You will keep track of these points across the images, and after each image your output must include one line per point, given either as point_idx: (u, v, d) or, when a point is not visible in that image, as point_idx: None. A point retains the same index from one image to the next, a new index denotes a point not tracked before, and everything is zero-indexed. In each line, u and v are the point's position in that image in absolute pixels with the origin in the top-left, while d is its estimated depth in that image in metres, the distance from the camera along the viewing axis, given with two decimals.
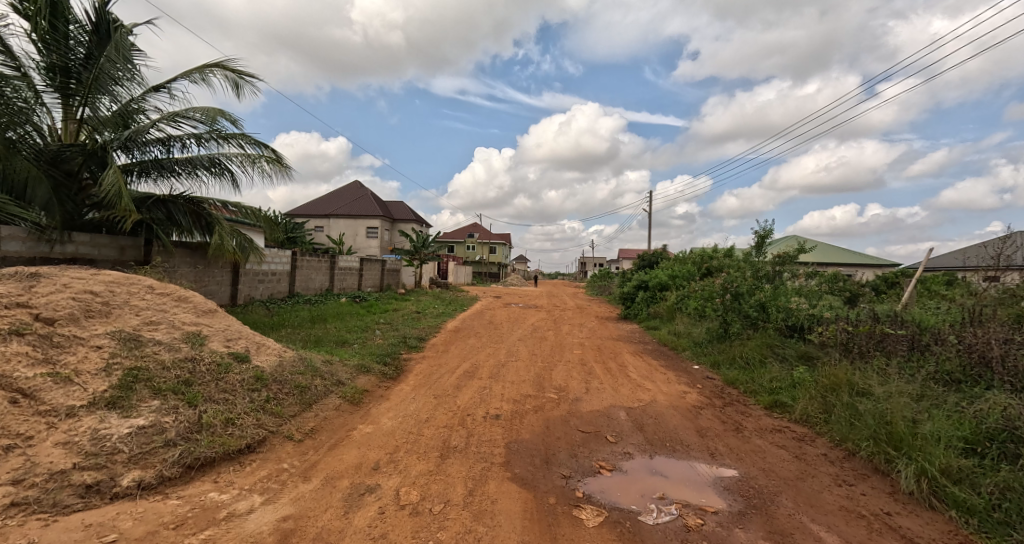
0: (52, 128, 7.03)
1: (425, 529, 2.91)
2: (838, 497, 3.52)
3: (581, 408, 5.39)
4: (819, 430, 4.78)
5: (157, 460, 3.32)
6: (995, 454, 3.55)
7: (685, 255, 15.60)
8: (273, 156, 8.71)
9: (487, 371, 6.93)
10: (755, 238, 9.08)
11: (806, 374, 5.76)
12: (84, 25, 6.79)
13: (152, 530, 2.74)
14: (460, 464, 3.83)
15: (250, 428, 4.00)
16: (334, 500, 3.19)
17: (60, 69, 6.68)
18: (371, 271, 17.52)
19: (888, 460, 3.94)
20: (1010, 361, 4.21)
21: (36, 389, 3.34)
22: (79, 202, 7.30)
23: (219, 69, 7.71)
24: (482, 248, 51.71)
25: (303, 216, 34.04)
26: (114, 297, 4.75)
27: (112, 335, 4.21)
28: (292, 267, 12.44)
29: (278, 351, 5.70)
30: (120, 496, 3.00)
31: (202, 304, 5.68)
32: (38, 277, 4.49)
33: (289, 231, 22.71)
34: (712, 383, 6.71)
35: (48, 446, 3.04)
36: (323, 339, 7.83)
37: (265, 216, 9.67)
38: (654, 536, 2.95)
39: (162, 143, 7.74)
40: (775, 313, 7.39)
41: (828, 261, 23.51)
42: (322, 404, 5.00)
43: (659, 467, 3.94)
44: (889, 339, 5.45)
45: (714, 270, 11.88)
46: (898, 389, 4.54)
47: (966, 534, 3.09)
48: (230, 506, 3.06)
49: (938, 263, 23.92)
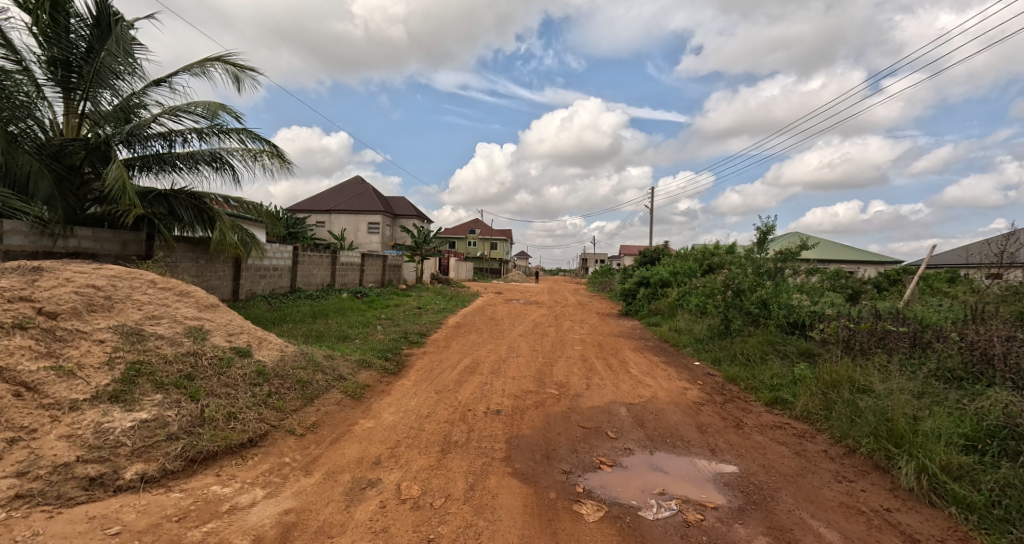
0: (54, 123, 7.04)
1: (425, 523, 2.92)
2: (838, 493, 3.53)
3: (581, 403, 5.40)
4: (819, 426, 4.78)
5: (160, 453, 3.34)
6: (996, 451, 3.54)
7: (687, 251, 15.57)
8: (274, 151, 8.70)
9: (488, 367, 6.94)
10: (757, 235, 9.05)
11: (806, 371, 5.77)
12: (85, 19, 6.79)
13: (156, 523, 2.76)
14: (461, 459, 3.85)
15: (252, 422, 4.02)
16: (335, 494, 3.21)
17: (61, 63, 6.67)
18: (372, 267, 17.54)
19: (888, 457, 3.94)
20: (1011, 359, 4.20)
21: (39, 382, 3.35)
22: (81, 196, 7.35)
23: (220, 63, 7.70)
24: (483, 244, 51.68)
25: (304, 211, 34.08)
26: (117, 292, 4.76)
27: (115, 330, 4.22)
28: (293, 262, 12.46)
29: (280, 346, 5.71)
30: (124, 488, 3.02)
31: (204, 299, 5.68)
32: (41, 271, 4.50)
33: (291, 226, 22.75)
34: (713, 380, 6.71)
35: (52, 439, 3.06)
36: (325, 334, 7.86)
37: (266, 211, 9.66)
38: (654, 532, 2.96)
39: (164, 138, 7.74)
40: (776, 310, 7.37)
41: (829, 258, 23.45)
42: (324, 399, 5.02)
43: (659, 463, 3.95)
44: (890, 336, 5.44)
45: (716, 267, 11.88)
46: (899, 386, 4.54)
47: (965, 530, 3.10)
48: (233, 499, 3.08)
49: (940, 261, 23.81)
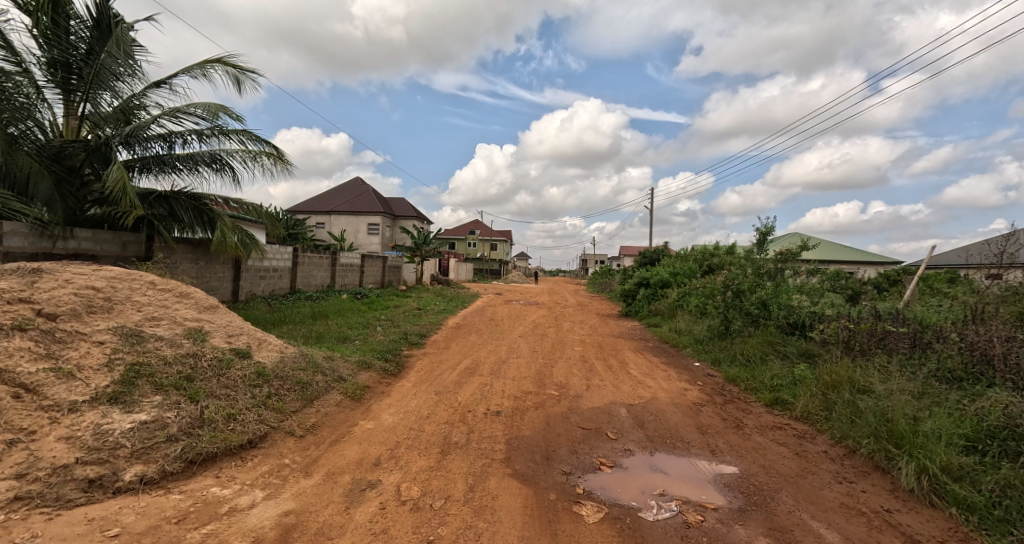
0: (53, 124, 7.03)
1: (425, 524, 2.92)
2: (839, 494, 3.53)
3: (581, 404, 5.39)
4: (819, 427, 4.77)
5: (159, 455, 3.34)
6: (996, 452, 3.54)
7: (687, 252, 15.57)
8: (274, 152, 8.70)
9: (488, 368, 6.94)
10: (756, 235, 9.04)
11: (807, 372, 5.76)
12: (85, 21, 6.80)
13: (154, 525, 2.75)
14: (461, 460, 3.84)
15: (252, 424, 4.02)
16: (335, 496, 3.21)
17: (61, 65, 6.68)
18: (372, 268, 17.54)
19: (888, 458, 3.94)
20: (1012, 359, 4.20)
21: (39, 384, 3.35)
22: (80, 197, 7.34)
23: (220, 64, 7.71)
24: (483, 245, 51.65)
25: (304, 212, 34.09)
26: (117, 293, 4.76)
27: (115, 331, 4.22)
28: (293, 263, 12.46)
29: (280, 348, 5.71)
30: (123, 490, 3.01)
31: (204, 300, 5.68)
32: (41, 272, 4.50)
33: (291, 227, 22.75)
34: (713, 381, 6.71)
35: (52, 441, 3.05)
36: (325, 336, 7.85)
37: (266, 212, 9.65)
38: (654, 533, 2.96)
39: (164, 139, 7.75)
40: (776, 311, 7.37)
41: (829, 259, 23.45)
42: (323, 400, 5.02)
43: (659, 464, 3.94)
44: (890, 336, 5.45)
45: (716, 267, 11.88)
46: (899, 387, 4.54)
47: (966, 531, 3.09)
48: (232, 500, 3.08)
49: (941, 261, 23.78)
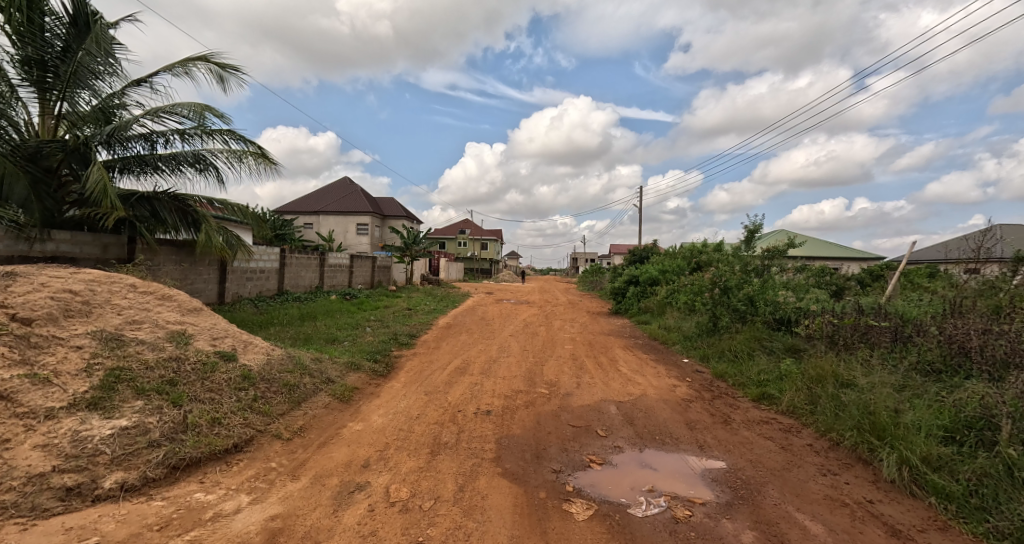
0: (28, 123, 6.87)
1: (415, 525, 2.91)
2: (823, 486, 3.58)
3: (572, 402, 5.42)
4: (805, 420, 4.84)
5: (141, 461, 3.27)
6: (974, 442, 3.59)
7: (674, 251, 15.73)
8: (259, 151, 8.58)
9: (478, 368, 6.91)
10: (744, 233, 9.06)
11: (792, 366, 5.85)
12: (61, 17, 6.60)
13: (136, 532, 2.70)
14: (451, 460, 3.83)
15: (237, 427, 3.97)
16: (323, 499, 3.18)
17: (36, 62, 6.51)
18: (362, 268, 17.43)
19: (871, 450, 4.01)
20: (988, 351, 4.28)
21: (13, 391, 3.24)
22: (59, 199, 7.15)
23: (203, 62, 7.58)
24: (473, 244, 51.47)
25: (292, 213, 33.68)
26: (95, 297, 4.66)
27: (93, 335, 4.15)
28: (280, 264, 12.30)
29: (266, 350, 5.65)
30: (102, 498, 2.95)
31: (187, 303, 5.59)
32: (14, 275, 4.37)
33: (278, 228, 22.48)
34: (701, 377, 6.74)
35: (26, 449, 2.97)
36: (312, 338, 7.76)
37: (252, 212, 9.49)
38: (643, 528, 2.98)
39: (145, 139, 7.60)
40: (763, 307, 7.49)
41: (814, 255, 24.00)
42: (311, 402, 4.96)
43: (648, 460, 3.98)
44: (873, 331, 5.54)
45: (703, 265, 12.11)
46: (880, 380, 4.64)
47: (945, 519, 3.16)
48: (217, 506, 3.04)
49: (922, 257, 24.33)
